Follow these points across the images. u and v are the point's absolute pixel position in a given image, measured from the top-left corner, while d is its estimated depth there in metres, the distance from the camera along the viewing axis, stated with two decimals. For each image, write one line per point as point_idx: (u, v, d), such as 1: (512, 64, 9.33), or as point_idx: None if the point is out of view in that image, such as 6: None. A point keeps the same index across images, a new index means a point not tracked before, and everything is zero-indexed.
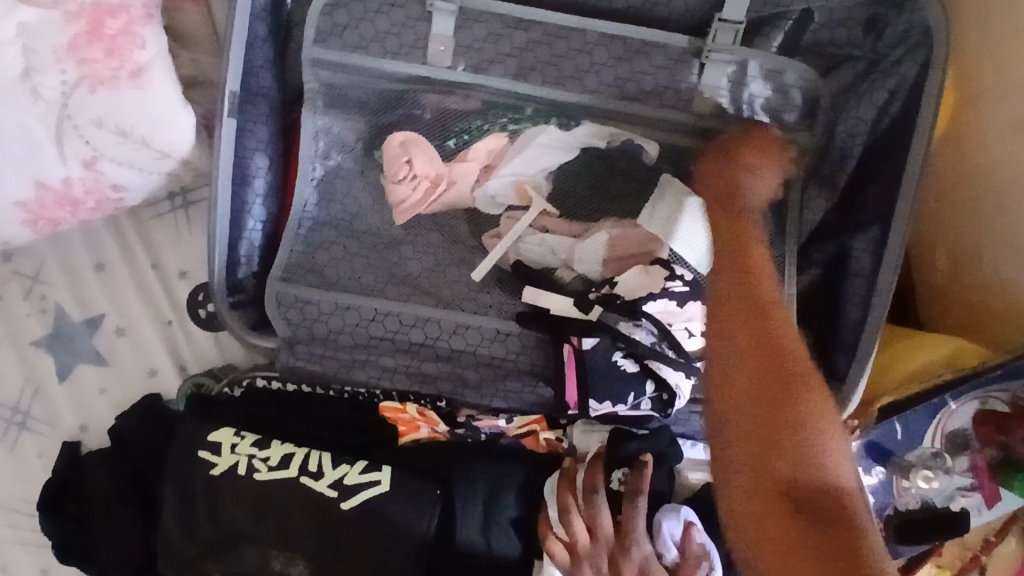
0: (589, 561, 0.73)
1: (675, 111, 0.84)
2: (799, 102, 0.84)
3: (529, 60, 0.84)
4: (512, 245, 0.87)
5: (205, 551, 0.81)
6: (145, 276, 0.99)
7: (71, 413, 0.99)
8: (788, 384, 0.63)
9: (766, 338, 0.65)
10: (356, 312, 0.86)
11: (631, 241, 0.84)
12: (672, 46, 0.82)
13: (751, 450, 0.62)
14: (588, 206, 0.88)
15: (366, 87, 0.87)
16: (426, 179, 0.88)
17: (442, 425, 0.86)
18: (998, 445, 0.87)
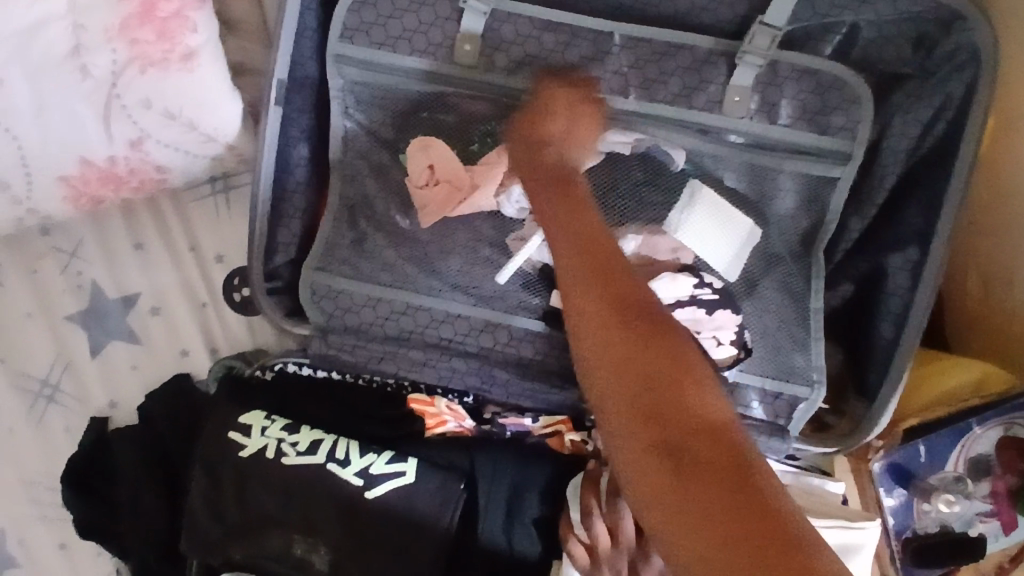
0: (609, 563, 0.73)
1: (715, 116, 0.78)
2: (850, 118, 0.78)
3: (554, 62, 0.79)
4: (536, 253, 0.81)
5: (230, 533, 0.82)
6: (181, 258, 1.00)
7: (100, 389, 1.00)
8: (641, 331, 0.58)
9: (606, 290, 0.60)
10: (388, 305, 0.86)
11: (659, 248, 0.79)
12: (699, 47, 0.78)
13: (625, 412, 0.56)
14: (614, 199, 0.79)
15: (391, 86, 0.83)
16: (448, 183, 0.81)
17: (469, 421, 0.87)
18: (1016, 471, 0.90)
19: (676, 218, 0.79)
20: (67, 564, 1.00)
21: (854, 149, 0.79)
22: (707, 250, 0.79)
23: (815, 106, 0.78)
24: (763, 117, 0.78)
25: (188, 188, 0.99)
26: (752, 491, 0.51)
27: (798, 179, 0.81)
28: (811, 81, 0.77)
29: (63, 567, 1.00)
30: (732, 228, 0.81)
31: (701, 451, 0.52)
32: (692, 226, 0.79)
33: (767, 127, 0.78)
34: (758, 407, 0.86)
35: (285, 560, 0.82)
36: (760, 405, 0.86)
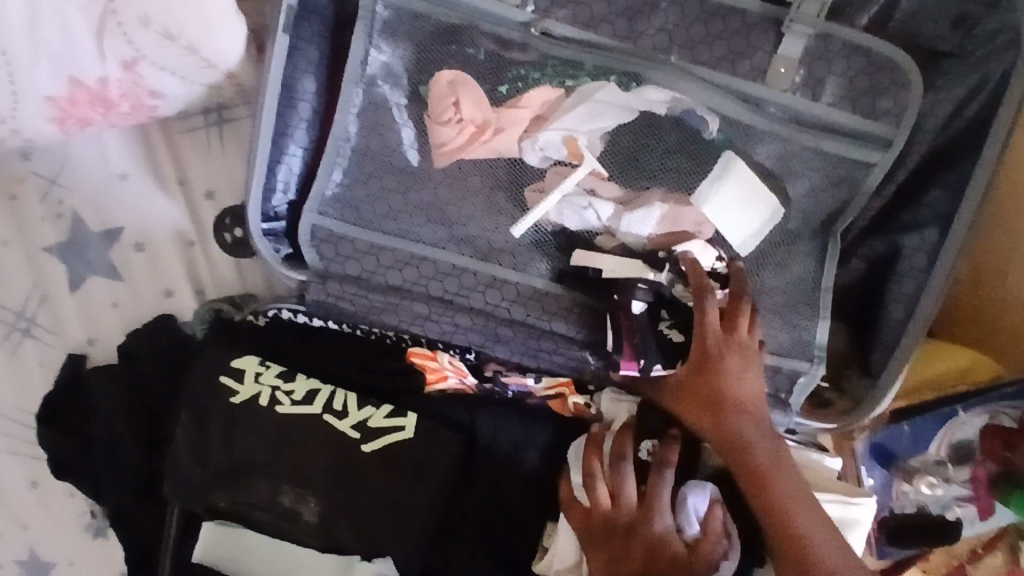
0: (608, 527, 0.72)
1: (755, 84, 0.76)
2: (897, 103, 0.77)
3: (601, 11, 0.76)
4: (556, 208, 0.80)
5: (215, 480, 0.79)
6: (170, 192, 0.94)
7: (78, 325, 0.95)
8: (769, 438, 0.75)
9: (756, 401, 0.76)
10: (392, 253, 0.83)
11: (681, 217, 0.78)
12: (749, 11, 0.75)
13: None
14: (639, 161, 0.80)
15: (423, 15, 0.78)
16: (472, 124, 0.78)
17: (470, 378, 0.85)
18: (999, 460, 0.89)
19: (702, 191, 0.78)
20: (36, 503, 0.96)
21: (896, 136, 0.78)
22: (729, 222, 0.79)
23: (864, 86, 0.76)
24: (807, 93, 0.77)
25: (180, 118, 0.94)
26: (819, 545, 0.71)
27: (832, 159, 0.79)
28: (862, 59, 0.75)
29: (32, 505, 0.96)
30: (760, 204, 0.80)
31: None
32: (718, 198, 0.78)
33: (809, 103, 0.77)
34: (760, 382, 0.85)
35: (271, 510, 0.79)
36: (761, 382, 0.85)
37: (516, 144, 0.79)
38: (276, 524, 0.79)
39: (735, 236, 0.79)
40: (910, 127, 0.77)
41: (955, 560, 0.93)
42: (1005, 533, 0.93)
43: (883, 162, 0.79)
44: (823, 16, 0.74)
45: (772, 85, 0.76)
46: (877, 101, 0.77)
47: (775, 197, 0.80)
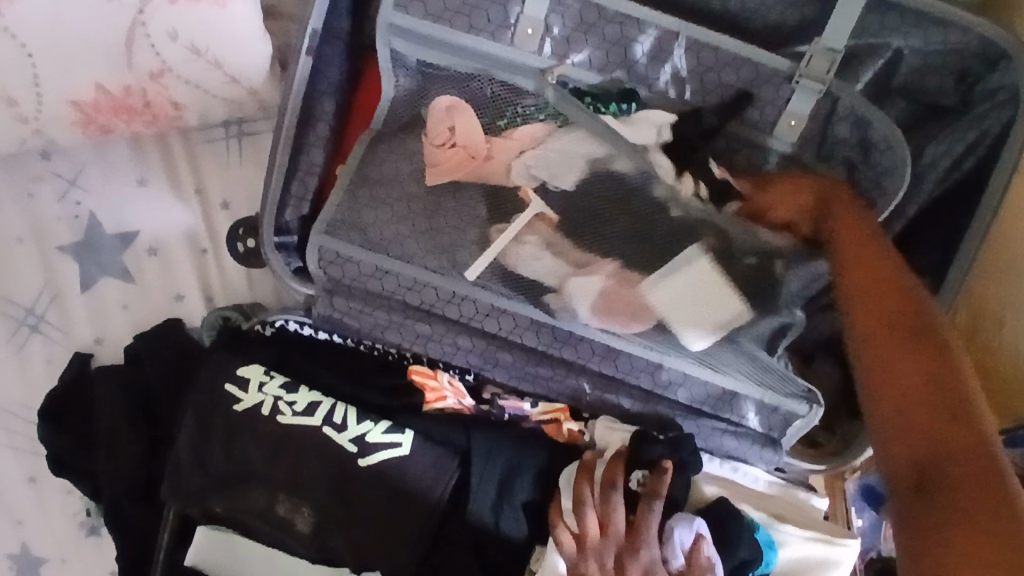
0: (595, 555, 0.74)
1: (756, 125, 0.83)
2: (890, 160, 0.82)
3: (618, 58, 0.83)
4: (514, 251, 0.80)
5: (213, 485, 0.81)
6: (187, 200, 0.97)
7: (86, 324, 0.97)
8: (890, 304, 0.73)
9: (875, 271, 0.75)
10: (394, 277, 0.82)
11: (623, 299, 0.79)
12: (771, 66, 0.81)
13: (882, 357, 0.71)
14: (601, 232, 0.79)
15: (449, 59, 0.83)
16: (465, 149, 0.81)
17: (467, 399, 0.86)
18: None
19: (653, 278, 0.78)
20: (31, 498, 0.99)
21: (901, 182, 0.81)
22: (672, 314, 0.79)
23: (843, 135, 0.83)
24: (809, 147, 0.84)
25: (201, 128, 0.96)
26: (941, 412, 0.65)
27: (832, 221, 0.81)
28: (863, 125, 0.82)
29: (29, 499, 0.99)
30: (712, 307, 0.78)
31: (896, 364, 0.70)
32: (670, 286, 0.78)
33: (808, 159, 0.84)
34: (753, 417, 0.85)
35: (267, 518, 0.81)
36: (756, 416, 0.85)
37: (506, 167, 0.81)
38: (270, 530, 0.81)
39: (685, 327, 0.79)
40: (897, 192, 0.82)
41: None
42: None
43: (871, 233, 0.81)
44: (833, 73, 0.79)
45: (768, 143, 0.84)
46: (867, 155, 0.83)
47: (742, 300, 0.79)
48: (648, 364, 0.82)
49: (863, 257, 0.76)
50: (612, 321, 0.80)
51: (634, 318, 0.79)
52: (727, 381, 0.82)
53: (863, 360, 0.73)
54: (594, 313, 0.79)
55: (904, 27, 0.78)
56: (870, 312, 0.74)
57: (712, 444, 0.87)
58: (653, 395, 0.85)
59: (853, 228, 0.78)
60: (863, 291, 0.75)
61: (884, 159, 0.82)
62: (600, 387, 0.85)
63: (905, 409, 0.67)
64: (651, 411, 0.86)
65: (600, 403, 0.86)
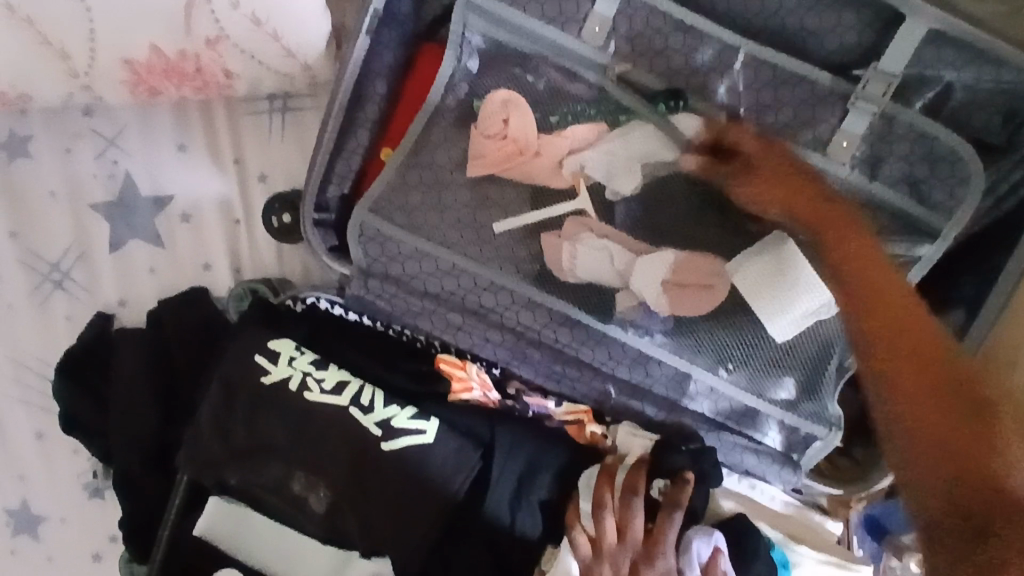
0: (610, 560, 0.74)
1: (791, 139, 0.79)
2: (955, 195, 0.78)
3: (678, 64, 0.79)
4: (567, 250, 0.80)
5: (231, 456, 0.81)
6: (225, 168, 0.96)
7: (112, 285, 0.97)
8: (909, 339, 0.67)
9: (868, 281, 0.70)
10: (434, 261, 0.82)
11: (691, 273, 0.79)
12: (819, 82, 0.78)
13: (917, 396, 0.65)
14: (663, 232, 0.79)
15: (513, 45, 0.80)
16: (516, 145, 0.79)
17: (494, 394, 0.85)
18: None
19: (738, 261, 0.78)
20: (38, 455, 0.99)
21: (947, 228, 0.79)
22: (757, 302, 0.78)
23: (903, 153, 0.78)
24: (865, 170, 0.79)
25: (245, 100, 0.95)
26: (984, 469, 0.59)
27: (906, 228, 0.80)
28: (922, 147, 0.78)
29: (38, 455, 0.99)
30: (797, 291, 0.76)
31: (923, 402, 0.64)
32: (752, 270, 0.77)
33: (863, 180, 0.79)
34: (774, 436, 0.85)
35: (281, 494, 0.81)
36: (776, 435, 0.85)
37: (557, 164, 0.80)
38: (284, 507, 0.81)
39: (774, 315, 0.78)
40: (962, 223, 0.79)
41: None
42: None
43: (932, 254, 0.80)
44: (889, 97, 0.77)
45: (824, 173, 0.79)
46: (931, 175, 0.78)
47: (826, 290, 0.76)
48: (677, 373, 0.83)
49: (855, 265, 0.70)
50: (684, 304, 0.80)
51: (705, 292, 0.79)
52: (761, 403, 0.83)
53: (892, 395, 0.66)
54: (663, 298, 0.79)
55: (960, 61, 0.77)
56: (879, 334, 0.68)
57: (732, 460, 0.88)
58: (677, 406, 0.86)
59: (841, 225, 0.71)
60: (859, 300, 0.69)
61: (955, 174, 0.78)
62: (627, 393, 0.86)
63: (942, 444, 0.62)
64: (674, 421, 0.86)
65: (624, 407, 0.87)
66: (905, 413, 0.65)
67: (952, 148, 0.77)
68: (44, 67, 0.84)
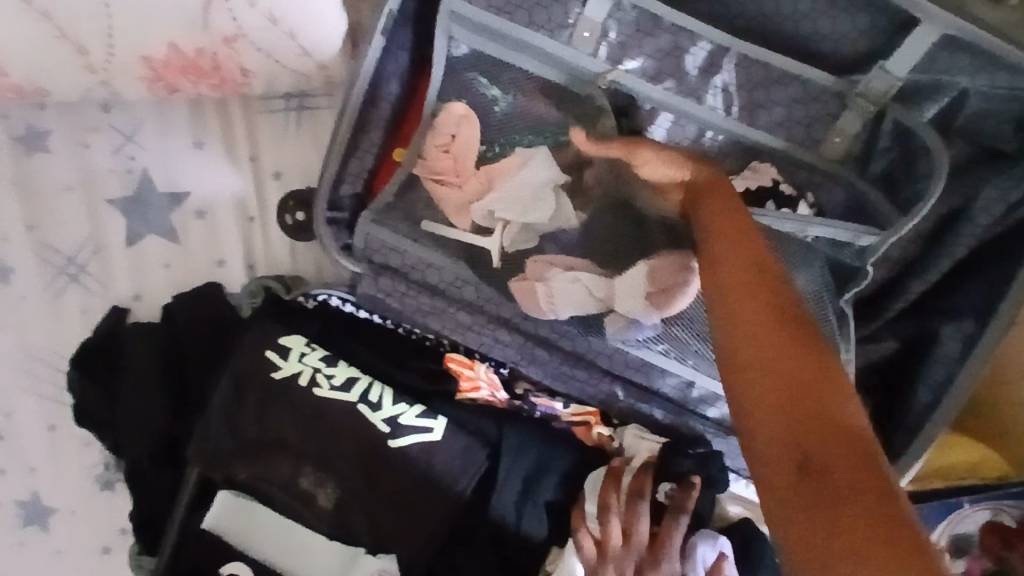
0: (615, 562, 0.74)
1: (777, 140, 0.82)
2: (918, 193, 0.77)
3: (669, 67, 0.81)
4: (542, 290, 0.78)
5: (241, 450, 0.82)
6: (239, 165, 0.97)
7: (126, 279, 0.99)
8: (783, 321, 0.57)
9: (751, 267, 0.62)
10: (439, 270, 0.81)
11: (670, 275, 0.74)
12: (814, 83, 0.80)
13: (759, 379, 0.55)
14: (621, 251, 0.77)
15: (500, 54, 0.82)
16: (455, 168, 0.83)
17: (502, 394, 0.86)
18: (994, 557, 0.92)
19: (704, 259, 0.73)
20: (51, 447, 1.00)
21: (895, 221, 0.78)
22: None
23: (884, 150, 0.81)
24: (855, 166, 0.82)
25: (261, 98, 0.96)
26: (865, 482, 0.47)
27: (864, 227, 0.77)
28: (905, 145, 0.79)
29: (51, 445, 1.00)
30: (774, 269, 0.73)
31: (759, 383, 0.55)
32: None
33: (853, 176, 0.82)
34: None
35: (289, 490, 0.81)
36: None
37: (469, 200, 0.82)
38: (292, 502, 0.82)
39: None
40: (914, 219, 0.75)
41: None
42: None
43: (875, 245, 0.77)
44: (888, 97, 0.79)
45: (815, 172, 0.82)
46: (909, 176, 0.80)
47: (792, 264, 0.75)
48: (681, 381, 0.82)
49: (745, 251, 0.63)
50: (674, 305, 0.74)
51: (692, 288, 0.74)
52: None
53: (734, 376, 0.57)
54: (649, 306, 0.75)
55: (974, 68, 0.76)
56: (737, 313, 0.60)
57: (740, 465, 0.87)
58: (686, 409, 0.85)
59: (733, 216, 0.66)
60: (734, 282, 0.62)
61: (920, 172, 0.78)
62: (635, 397, 0.85)
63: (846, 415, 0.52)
64: (680, 425, 0.86)
65: (631, 411, 0.86)
66: (744, 392, 0.56)
67: (925, 150, 0.77)
68: (65, 63, 0.85)
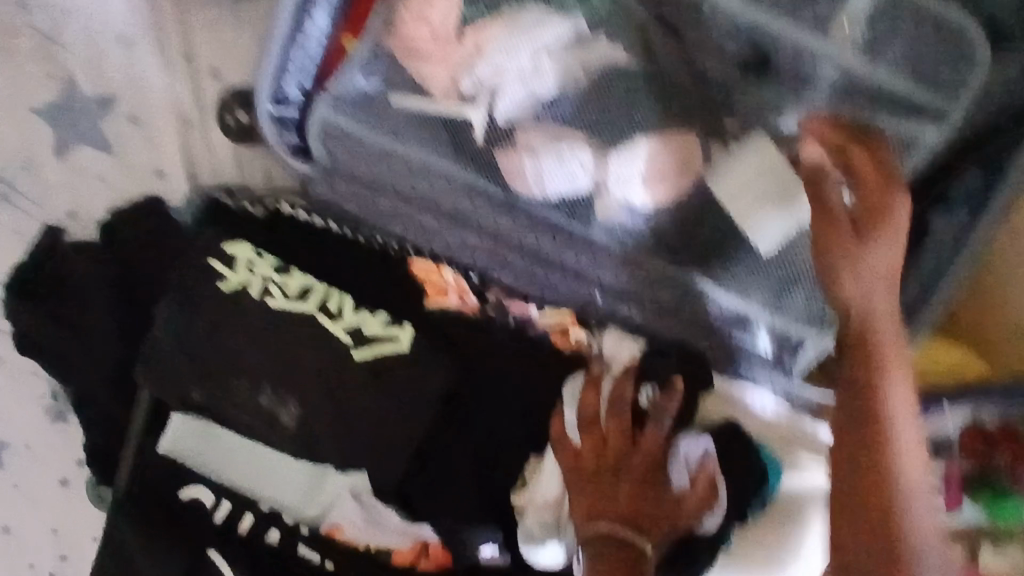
0: (594, 468, 0.71)
1: (781, 17, 0.64)
2: (960, 77, 0.65)
3: None
4: (532, 167, 0.75)
5: (196, 369, 0.77)
6: (176, 66, 0.90)
7: (59, 195, 0.90)
8: (878, 388, 0.66)
9: (879, 337, 0.67)
10: (404, 161, 0.79)
11: (672, 164, 0.72)
12: None
13: (860, 433, 0.65)
14: (613, 127, 0.72)
15: None
16: (432, 37, 0.71)
17: (472, 299, 0.82)
18: (975, 457, 0.87)
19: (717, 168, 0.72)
20: None
21: (951, 110, 0.67)
22: (739, 215, 0.73)
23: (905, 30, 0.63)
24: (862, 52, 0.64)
25: None
26: (891, 530, 0.62)
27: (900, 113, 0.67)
28: (929, 21, 0.63)
29: None
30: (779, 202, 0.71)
31: (856, 440, 0.65)
32: (731, 182, 0.72)
33: (862, 65, 0.65)
34: (764, 342, 0.80)
35: (249, 408, 0.77)
36: (767, 342, 0.80)
37: (455, 76, 0.73)
38: (252, 422, 0.77)
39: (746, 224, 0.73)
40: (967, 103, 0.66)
41: None
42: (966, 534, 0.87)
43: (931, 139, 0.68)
44: None
45: (818, 57, 0.65)
46: (938, 57, 0.64)
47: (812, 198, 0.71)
48: (662, 276, 0.79)
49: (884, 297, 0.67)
50: (670, 194, 0.73)
51: (685, 173, 0.72)
52: (741, 302, 0.78)
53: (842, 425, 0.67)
54: (646, 193, 0.73)
55: None
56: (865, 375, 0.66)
57: (725, 364, 0.83)
58: (665, 311, 0.81)
59: (871, 254, 0.66)
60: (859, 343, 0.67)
61: (960, 48, 0.64)
62: (613, 296, 0.81)
63: (901, 513, 0.62)
64: (660, 326, 0.82)
65: (610, 313, 0.82)
66: (845, 438, 0.66)
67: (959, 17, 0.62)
68: None
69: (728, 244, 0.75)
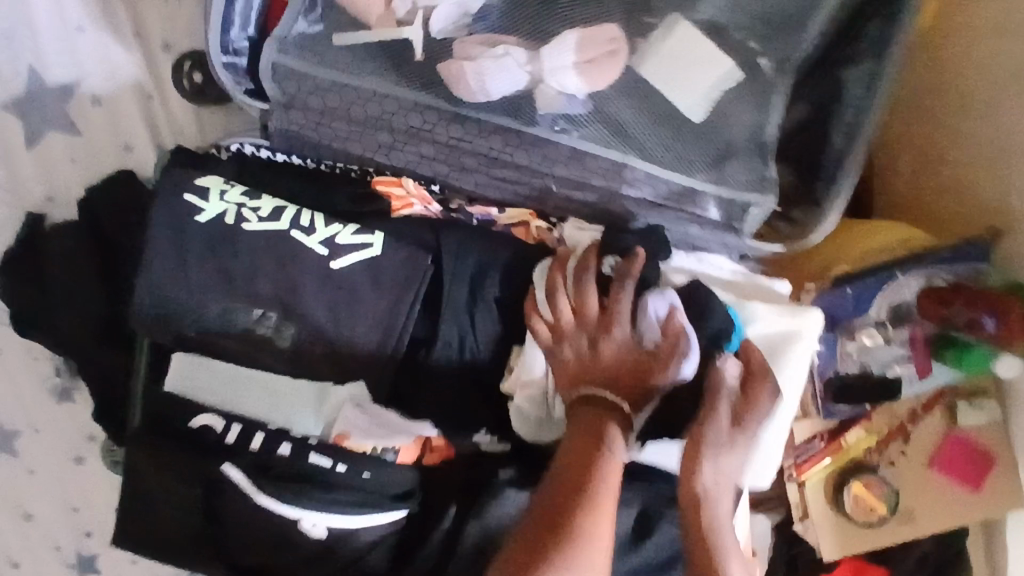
0: (569, 341, 0.75)
1: None
2: None
3: None
4: (473, 75, 0.81)
5: (183, 305, 0.80)
6: (128, 44, 0.94)
7: (36, 181, 0.95)
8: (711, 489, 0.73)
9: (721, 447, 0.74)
10: (356, 90, 0.84)
11: (598, 49, 0.79)
12: None
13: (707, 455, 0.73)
14: (544, 21, 0.79)
15: None
16: None
17: (434, 206, 0.88)
18: (939, 319, 0.92)
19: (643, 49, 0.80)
20: None
21: None
22: (667, 87, 0.81)
23: None
24: None
25: None
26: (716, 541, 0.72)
27: None
28: None
29: None
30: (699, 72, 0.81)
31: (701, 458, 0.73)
32: (656, 58, 0.80)
33: None
34: (713, 210, 0.87)
35: (241, 336, 0.81)
36: (716, 208, 0.87)
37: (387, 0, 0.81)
38: (246, 349, 0.81)
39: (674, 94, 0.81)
40: None
41: (896, 421, 0.97)
42: (944, 396, 0.97)
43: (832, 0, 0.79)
44: None
45: None
46: None
47: (731, 60, 0.81)
48: (613, 165, 0.84)
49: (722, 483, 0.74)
50: (604, 77, 0.81)
51: (613, 55, 0.80)
52: (685, 178, 0.85)
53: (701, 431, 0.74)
54: (580, 80, 0.80)
55: None
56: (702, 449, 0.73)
57: (682, 237, 0.90)
58: (617, 195, 0.87)
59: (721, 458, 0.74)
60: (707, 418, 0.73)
61: None
62: (567, 185, 0.87)
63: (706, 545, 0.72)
64: (612, 209, 0.88)
65: (566, 201, 0.88)
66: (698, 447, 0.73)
67: None
68: None
69: (668, 116, 0.82)
